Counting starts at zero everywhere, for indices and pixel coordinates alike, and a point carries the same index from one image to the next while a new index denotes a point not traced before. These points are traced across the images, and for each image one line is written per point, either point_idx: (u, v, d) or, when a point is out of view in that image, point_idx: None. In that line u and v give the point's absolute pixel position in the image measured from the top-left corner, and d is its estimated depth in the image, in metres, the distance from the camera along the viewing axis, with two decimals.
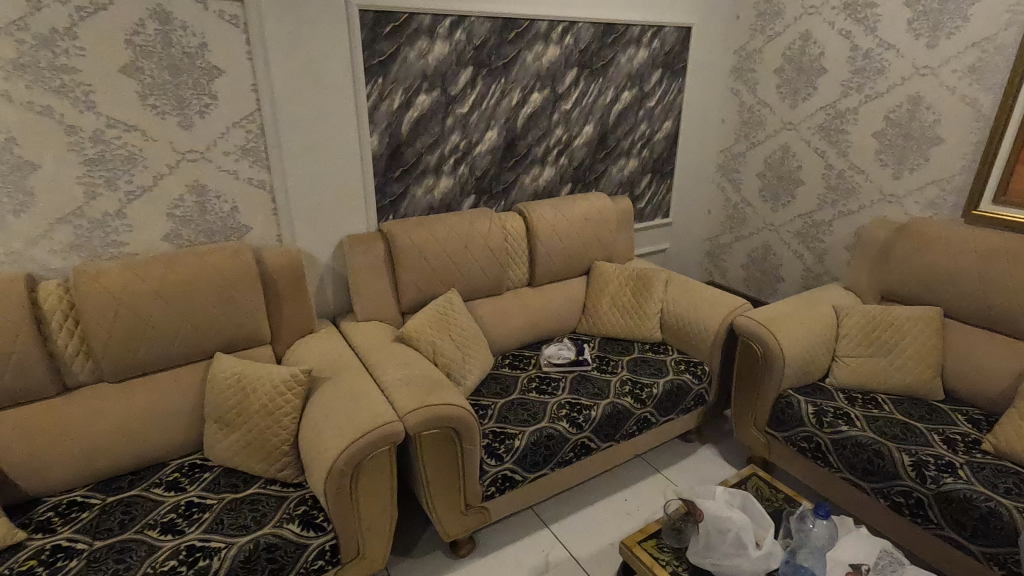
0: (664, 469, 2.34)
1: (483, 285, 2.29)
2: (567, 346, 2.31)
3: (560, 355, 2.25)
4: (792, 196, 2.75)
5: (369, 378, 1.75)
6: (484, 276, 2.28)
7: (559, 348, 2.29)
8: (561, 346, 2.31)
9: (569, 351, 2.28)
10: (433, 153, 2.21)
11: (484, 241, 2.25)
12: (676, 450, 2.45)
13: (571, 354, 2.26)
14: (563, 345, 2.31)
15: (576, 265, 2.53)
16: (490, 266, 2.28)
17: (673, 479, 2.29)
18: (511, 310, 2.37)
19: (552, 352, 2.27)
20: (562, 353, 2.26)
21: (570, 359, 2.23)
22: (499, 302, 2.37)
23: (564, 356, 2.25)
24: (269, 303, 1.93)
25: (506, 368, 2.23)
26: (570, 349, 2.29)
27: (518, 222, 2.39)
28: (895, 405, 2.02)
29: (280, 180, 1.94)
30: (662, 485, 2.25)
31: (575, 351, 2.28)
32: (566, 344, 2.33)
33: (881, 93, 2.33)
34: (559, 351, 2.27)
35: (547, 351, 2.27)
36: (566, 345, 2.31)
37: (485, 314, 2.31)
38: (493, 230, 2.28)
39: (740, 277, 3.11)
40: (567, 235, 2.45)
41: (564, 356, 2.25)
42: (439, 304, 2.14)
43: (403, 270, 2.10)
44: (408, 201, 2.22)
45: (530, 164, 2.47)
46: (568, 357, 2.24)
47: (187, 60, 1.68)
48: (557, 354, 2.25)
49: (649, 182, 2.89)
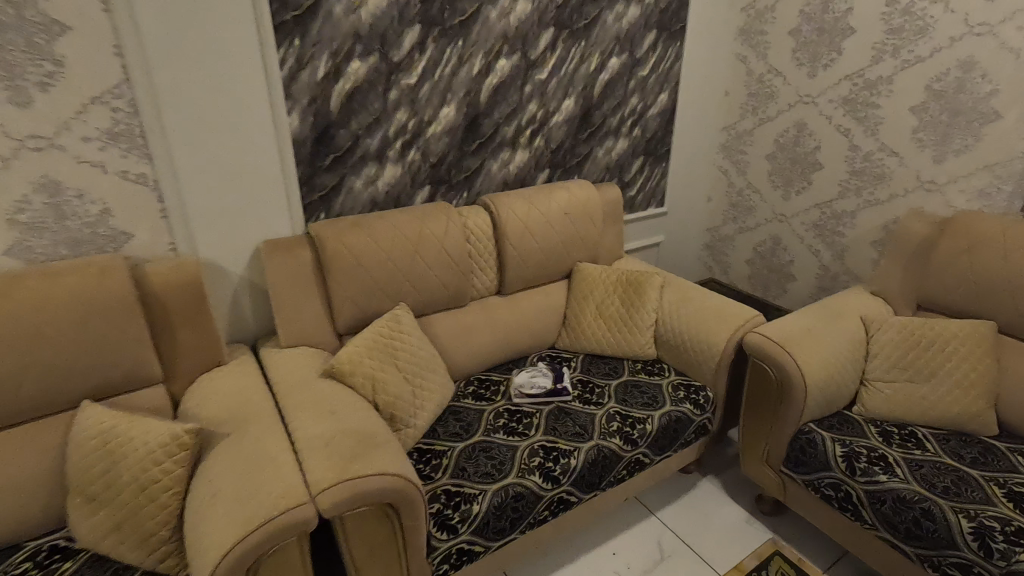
0: (658, 513, 1.99)
1: (441, 297, 1.88)
2: (543, 369, 1.91)
3: (535, 383, 1.84)
4: (808, 182, 2.35)
5: (281, 434, 1.35)
6: (442, 287, 1.87)
7: (534, 373, 1.89)
8: (536, 370, 1.90)
9: (546, 376, 1.87)
10: (374, 135, 1.78)
11: (440, 245, 1.83)
12: (672, 487, 2.10)
13: (548, 381, 1.85)
14: (539, 369, 1.90)
15: (555, 268, 2.12)
16: (449, 275, 1.87)
17: (672, 528, 1.93)
18: (477, 326, 1.97)
19: (526, 377, 1.86)
20: (537, 379, 1.85)
21: (547, 387, 1.83)
22: (462, 317, 1.96)
23: (540, 384, 1.84)
24: (157, 333, 1.51)
25: (469, 400, 1.84)
26: (547, 374, 1.88)
27: (483, 220, 1.97)
28: (940, 444, 1.66)
29: (166, 173, 1.50)
30: (658, 536, 1.90)
31: (552, 376, 1.88)
32: (543, 367, 1.92)
33: (922, 58, 1.92)
34: (534, 377, 1.86)
35: (519, 377, 1.87)
36: (542, 369, 1.91)
37: (445, 332, 1.91)
38: (452, 231, 1.86)
39: (744, 273, 2.72)
40: (544, 234, 2.04)
41: (541, 383, 1.84)
42: (383, 324, 1.72)
43: (336, 284, 1.68)
44: (344, 195, 1.79)
45: (498, 146, 2.04)
46: (544, 385, 1.84)
47: (12, 12, 1.23)
48: (531, 381, 1.85)
49: (641, 166, 2.47)
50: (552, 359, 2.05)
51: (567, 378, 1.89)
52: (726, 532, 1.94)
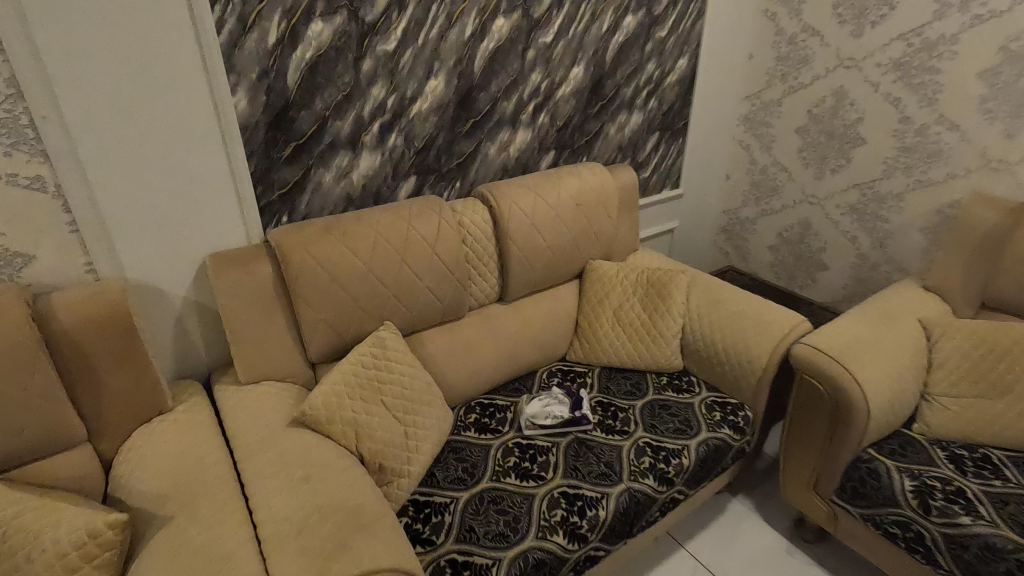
0: (690, 546, 1.75)
1: (434, 312, 1.58)
2: (558, 395, 1.62)
3: (550, 414, 1.55)
4: (846, 159, 2.07)
5: (240, 517, 1.05)
6: (435, 301, 1.56)
7: (548, 400, 1.60)
8: (550, 397, 1.61)
9: (563, 404, 1.59)
10: (345, 117, 1.43)
11: (431, 251, 1.51)
12: (703, 514, 1.86)
13: (565, 409, 1.57)
14: (553, 395, 1.62)
15: (565, 269, 1.82)
16: (443, 286, 1.55)
17: (707, 564, 1.70)
18: (477, 342, 1.68)
19: (540, 407, 1.57)
20: (553, 409, 1.57)
21: (565, 416, 1.55)
22: (459, 332, 1.66)
23: (557, 413, 1.55)
24: (73, 382, 1.17)
25: (471, 433, 1.56)
26: (564, 400, 1.60)
27: (481, 216, 1.65)
28: (1019, 470, 1.44)
29: (72, 173, 1.14)
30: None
31: (569, 402, 1.60)
32: (558, 391, 1.64)
33: (997, 13, 1.62)
34: (548, 407, 1.57)
35: (529, 409, 1.57)
36: (557, 394, 1.62)
37: (440, 353, 1.61)
38: (444, 231, 1.54)
39: (766, 260, 2.46)
40: (553, 231, 1.73)
41: (557, 414, 1.56)
42: (365, 352, 1.42)
43: (306, 305, 1.36)
44: (311, 192, 1.45)
45: (496, 125, 1.71)
46: (562, 415, 1.55)
47: None
48: (545, 411, 1.56)
49: (656, 143, 2.16)
50: (565, 377, 1.77)
51: (585, 401, 1.62)
52: (763, 563, 1.72)
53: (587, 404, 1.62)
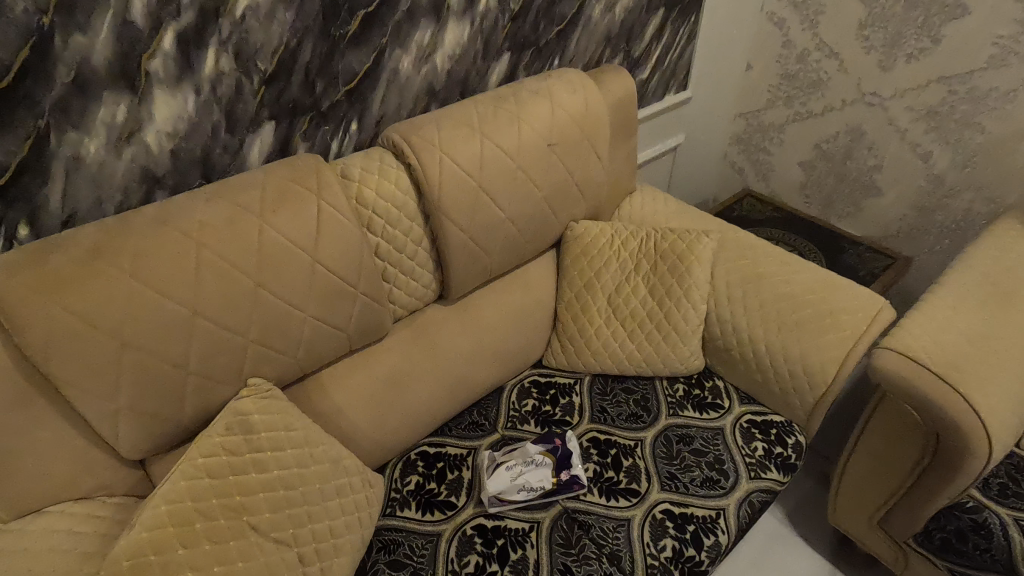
0: None
1: (334, 347, 1.00)
2: (536, 458, 1.09)
3: (524, 489, 1.05)
4: (932, 39, 1.43)
5: None
6: (332, 333, 0.97)
7: (520, 466, 1.07)
8: (523, 463, 1.08)
9: (547, 467, 1.08)
10: (93, 24, 0.73)
11: (309, 259, 0.89)
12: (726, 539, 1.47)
13: (548, 474, 1.07)
14: (527, 458, 1.09)
15: (536, 243, 1.23)
16: (341, 309, 0.96)
17: None
18: (411, 372, 1.13)
19: (509, 482, 1.06)
20: (529, 482, 1.06)
21: (549, 488, 1.05)
22: (382, 361, 1.11)
23: (536, 486, 1.05)
24: None
25: (412, 514, 1.07)
26: (545, 460, 1.09)
27: (395, 181, 1.01)
28: None
29: None
30: None
31: (554, 460, 1.09)
32: (534, 446, 1.11)
33: None
34: (520, 480, 1.06)
35: (492, 489, 1.05)
36: (534, 451, 1.10)
37: (353, 400, 1.06)
38: (328, 220, 0.91)
39: (794, 181, 1.87)
40: (514, 193, 1.11)
41: (537, 487, 1.05)
42: (216, 446, 0.85)
43: (83, 394, 0.77)
44: (63, 178, 0.79)
45: (407, 18, 1.01)
46: (544, 485, 1.05)
47: None
48: (518, 485, 1.05)
49: (658, 28, 1.47)
50: (543, 398, 1.26)
51: (575, 448, 1.12)
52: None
53: (577, 453, 1.12)
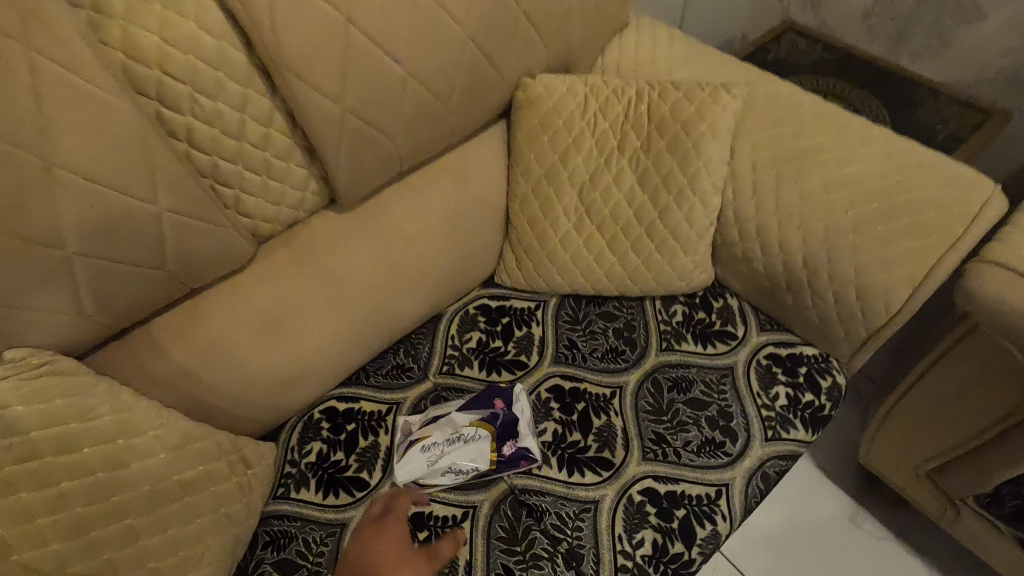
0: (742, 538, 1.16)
1: (149, 292, 0.67)
2: (461, 433, 0.81)
3: (450, 473, 0.79)
4: None
5: None
6: (133, 272, 0.64)
7: (441, 444, 0.80)
8: (446, 441, 0.80)
9: (481, 441, 0.80)
10: None
11: (37, 163, 0.53)
12: None
13: (482, 452, 0.80)
14: (449, 434, 0.81)
15: (469, 114, 0.82)
16: (135, 238, 0.61)
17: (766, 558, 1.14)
18: (295, 310, 0.81)
19: (428, 466, 0.79)
20: (456, 464, 0.79)
21: (483, 470, 0.79)
22: (247, 299, 0.78)
23: (466, 468, 0.79)
24: None
25: (311, 496, 0.81)
26: (478, 433, 0.81)
27: (193, 15, 0.59)
28: None
29: None
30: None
31: (490, 432, 0.81)
32: (462, 415, 0.82)
33: None
34: (441, 462, 0.79)
35: (406, 479, 0.79)
36: (463, 423, 0.81)
37: (207, 357, 0.75)
38: (57, 92, 0.53)
39: (856, 5, 1.36)
40: (416, 32, 0.69)
41: (467, 470, 0.79)
42: None
43: None
44: None
45: None
46: (478, 467, 0.79)
47: None
48: (441, 468, 0.79)
49: None
50: (492, 330, 0.93)
51: (525, 410, 0.82)
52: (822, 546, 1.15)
53: (529, 414, 0.83)
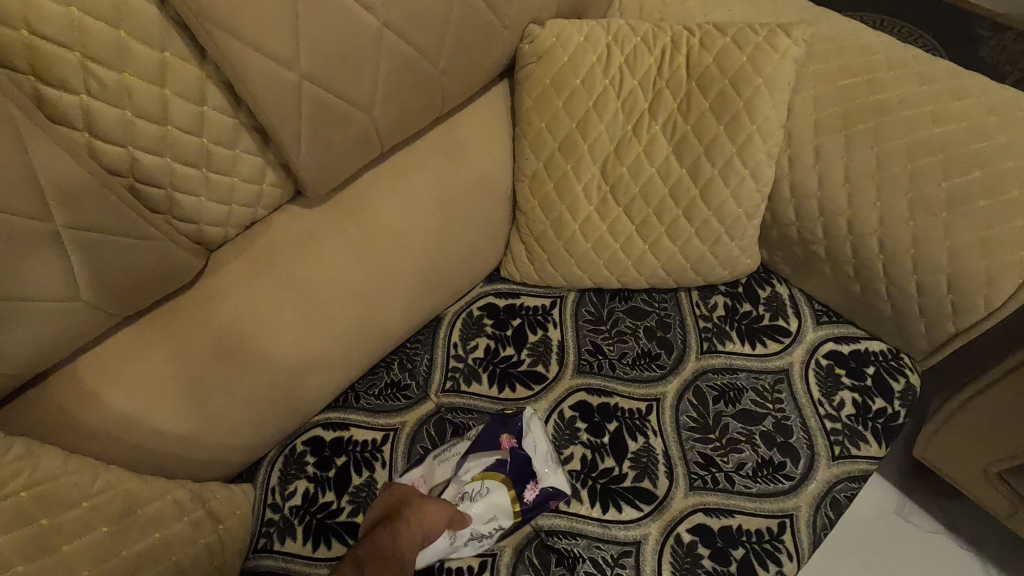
0: None
1: (63, 330, 0.51)
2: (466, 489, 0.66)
3: (475, 541, 0.65)
4: None
5: None
6: (32, 308, 0.48)
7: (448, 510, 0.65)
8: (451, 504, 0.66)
9: (491, 494, 0.66)
10: None
11: None
12: None
13: (502, 506, 0.65)
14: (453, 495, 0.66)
15: (463, 74, 0.65)
16: (23, 259, 0.46)
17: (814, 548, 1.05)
18: (262, 330, 0.66)
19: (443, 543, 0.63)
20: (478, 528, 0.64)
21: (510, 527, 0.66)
22: (201, 324, 0.62)
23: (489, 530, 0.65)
24: None
25: (299, 547, 0.68)
26: (492, 485, 0.66)
27: None
28: None
29: None
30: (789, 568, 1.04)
31: (503, 481, 0.66)
32: (465, 469, 0.68)
33: None
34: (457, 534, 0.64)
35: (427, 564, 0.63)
36: (465, 479, 0.67)
37: (154, 398, 0.61)
38: None
39: None
40: None
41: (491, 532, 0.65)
42: None
43: None
44: None
45: None
46: (502, 527, 0.65)
47: None
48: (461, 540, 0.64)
49: None
50: (502, 335, 0.79)
51: (536, 446, 0.68)
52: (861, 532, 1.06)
53: (543, 446, 0.69)
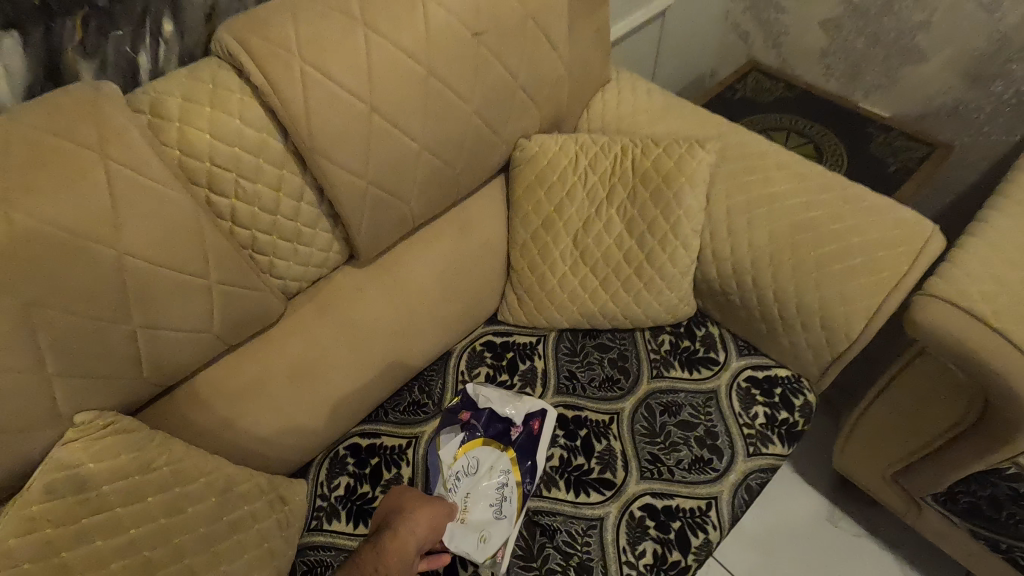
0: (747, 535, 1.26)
1: (196, 354, 0.74)
2: (453, 474, 0.89)
3: (498, 507, 0.86)
4: None
5: None
6: (185, 337, 0.71)
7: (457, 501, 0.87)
8: (453, 491, 0.88)
9: (479, 459, 0.90)
10: None
11: (111, 252, 0.61)
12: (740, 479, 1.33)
13: (495, 459, 0.89)
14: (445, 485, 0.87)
15: (473, 174, 0.91)
16: (187, 304, 0.69)
17: (774, 548, 1.24)
18: (322, 358, 0.89)
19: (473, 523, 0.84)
20: (489, 493, 0.87)
21: (516, 470, 0.88)
22: (279, 351, 0.86)
23: (499, 488, 0.87)
24: None
25: (344, 526, 0.88)
26: (485, 451, 0.90)
27: (237, 113, 0.68)
28: None
29: None
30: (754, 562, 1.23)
31: (485, 441, 0.91)
32: (445, 453, 0.90)
33: None
34: (474, 507, 0.86)
35: (472, 546, 0.82)
36: (451, 460, 0.90)
37: (244, 406, 0.83)
38: (129, 192, 0.61)
39: (811, 44, 1.50)
40: (430, 114, 0.78)
41: (502, 487, 0.88)
42: (34, 520, 0.63)
43: None
44: None
45: None
46: (507, 471, 0.88)
47: None
48: (483, 511, 0.86)
49: None
50: (499, 364, 1.02)
51: (490, 398, 0.92)
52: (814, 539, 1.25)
53: (496, 395, 0.93)
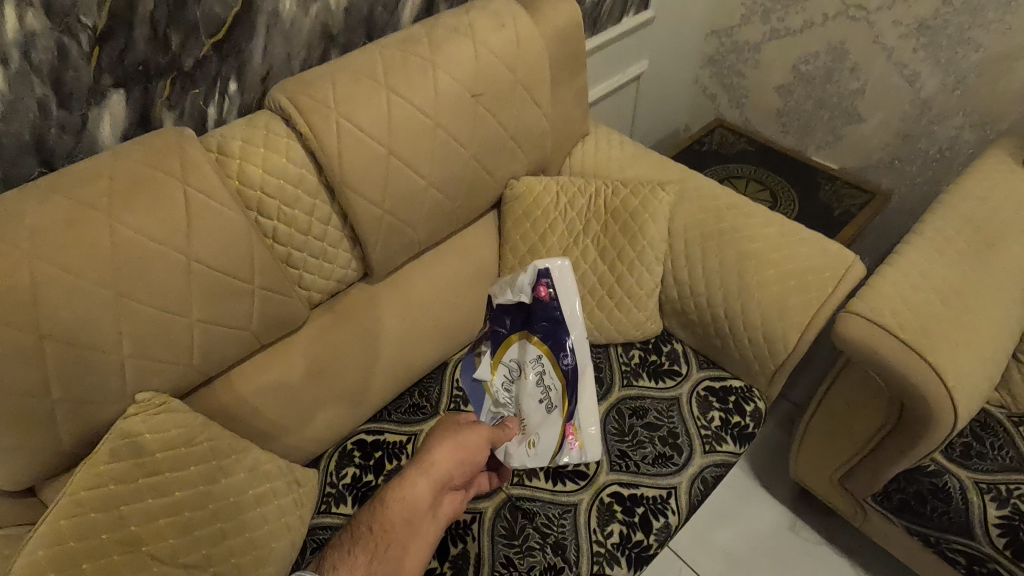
0: (717, 548, 1.36)
1: (237, 348, 0.89)
2: (500, 384, 1.02)
3: (546, 402, 0.99)
4: None
5: None
6: (230, 333, 0.86)
7: (516, 410, 1.01)
8: (507, 404, 1.01)
9: (514, 359, 1.02)
10: None
11: (182, 258, 0.77)
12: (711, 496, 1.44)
13: (525, 353, 1.02)
14: (496, 399, 1.01)
15: (470, 207, 1.09)
16: (234, 304, 0.84)
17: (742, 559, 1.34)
18: (337, 360, 1.03)
19: (535, 424, 0.98)
20: (536, 391, 1.00)
21: (545, 353, 1.00)
22: (301, 352, 1.00)
23: (540, 385, 1.00)
24: None
25: (350, 509, 1.00)
26: (515, 355, 1.03)
27: (284, 154, 0.86)
28: None
29: None
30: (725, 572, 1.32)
31: (511, 342, 1.03)
32: (482, 370, 1.03)
33: None
34: (527, 410, 0.99)
35: (534, 445, 0.95)
36: (491, 376, 1.03)
37: (270, 397, 0.97)
38: (199, 212, 0.78)
39: (768, 106, 1.72)
40: (436, 156, 0.96)
41: (541, 379, 1.00)
42: (102, 476, 0.76)
43: None
44: None
45: None
46: (540, 359, 1.00)
47: None
48: (535, 410, 0.99)
49: None
50: None
51: (504, 291, 1.06)
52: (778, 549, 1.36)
53: (508, 285, 1.06)
